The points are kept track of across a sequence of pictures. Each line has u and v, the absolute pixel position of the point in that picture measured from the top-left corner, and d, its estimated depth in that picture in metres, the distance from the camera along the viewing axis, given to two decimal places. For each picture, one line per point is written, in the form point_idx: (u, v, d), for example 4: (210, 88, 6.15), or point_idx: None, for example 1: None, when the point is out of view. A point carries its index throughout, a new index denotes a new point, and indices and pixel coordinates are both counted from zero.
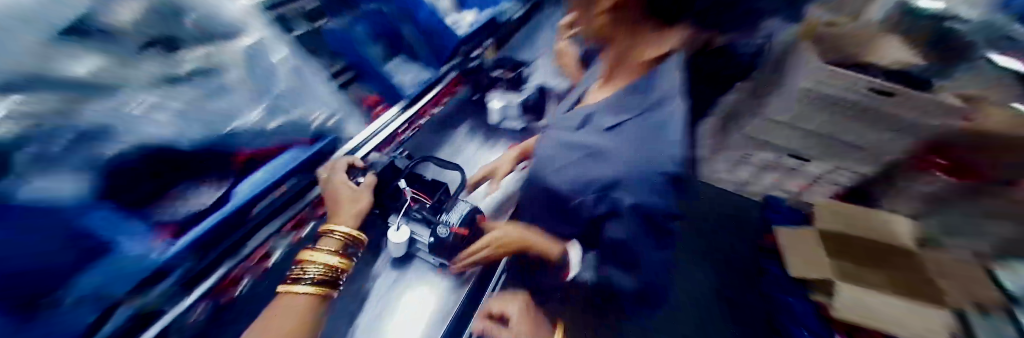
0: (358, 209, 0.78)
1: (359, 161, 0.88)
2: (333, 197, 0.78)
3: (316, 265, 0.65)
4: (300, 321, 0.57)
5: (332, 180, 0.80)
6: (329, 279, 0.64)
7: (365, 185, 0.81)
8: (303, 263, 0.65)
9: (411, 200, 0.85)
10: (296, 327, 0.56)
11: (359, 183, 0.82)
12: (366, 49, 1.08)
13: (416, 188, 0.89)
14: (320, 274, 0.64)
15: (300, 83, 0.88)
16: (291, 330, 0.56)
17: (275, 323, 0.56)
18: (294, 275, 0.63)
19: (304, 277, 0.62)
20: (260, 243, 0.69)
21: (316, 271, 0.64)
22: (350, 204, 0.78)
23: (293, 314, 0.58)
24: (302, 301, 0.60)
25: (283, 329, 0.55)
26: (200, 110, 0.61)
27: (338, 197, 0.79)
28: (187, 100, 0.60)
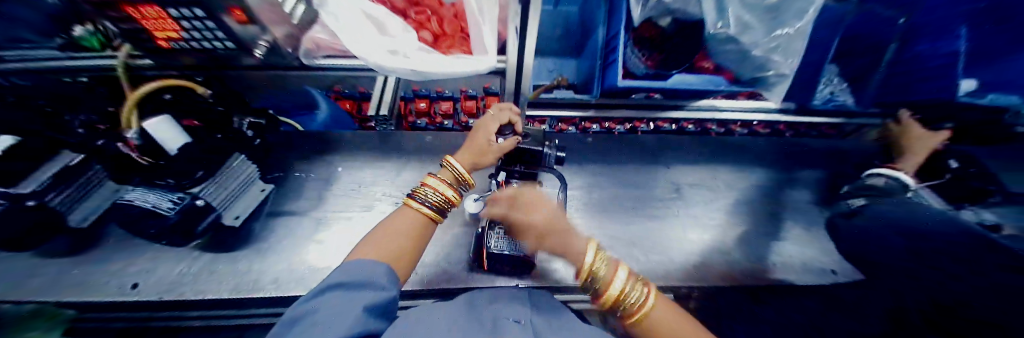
0: (479, 161, 0.66)
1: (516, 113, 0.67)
2: (479, 142, 0.65)
3: (433, 193, 0.57)
4: (421, 227, 0.53)
5: (483, 125, 0.67)
6: (440, 209, 0.58)
7: (497, 151, 0.65)
8: (425, 184, 0.58)
9: (497, 191, 0.76)
10: (418, 232, 0.52)
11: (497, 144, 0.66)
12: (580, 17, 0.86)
13: (518, 175, 0.78)
14: (437, 201, 0.57)
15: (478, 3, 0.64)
16: (397, 252, 0.47)
17: (393, 238, 0.48)
18: (420, 195, 0.56)
19: (428, 201, 0.56)
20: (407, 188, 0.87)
21: (432, 199, 0.57)
22: (480, 156, 0.66)
23: (408, 227, 0.52)
24: (421, 216, 0.55)
25: (403, 237, 0.49)
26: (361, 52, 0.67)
27: (486, 153, 0.66)
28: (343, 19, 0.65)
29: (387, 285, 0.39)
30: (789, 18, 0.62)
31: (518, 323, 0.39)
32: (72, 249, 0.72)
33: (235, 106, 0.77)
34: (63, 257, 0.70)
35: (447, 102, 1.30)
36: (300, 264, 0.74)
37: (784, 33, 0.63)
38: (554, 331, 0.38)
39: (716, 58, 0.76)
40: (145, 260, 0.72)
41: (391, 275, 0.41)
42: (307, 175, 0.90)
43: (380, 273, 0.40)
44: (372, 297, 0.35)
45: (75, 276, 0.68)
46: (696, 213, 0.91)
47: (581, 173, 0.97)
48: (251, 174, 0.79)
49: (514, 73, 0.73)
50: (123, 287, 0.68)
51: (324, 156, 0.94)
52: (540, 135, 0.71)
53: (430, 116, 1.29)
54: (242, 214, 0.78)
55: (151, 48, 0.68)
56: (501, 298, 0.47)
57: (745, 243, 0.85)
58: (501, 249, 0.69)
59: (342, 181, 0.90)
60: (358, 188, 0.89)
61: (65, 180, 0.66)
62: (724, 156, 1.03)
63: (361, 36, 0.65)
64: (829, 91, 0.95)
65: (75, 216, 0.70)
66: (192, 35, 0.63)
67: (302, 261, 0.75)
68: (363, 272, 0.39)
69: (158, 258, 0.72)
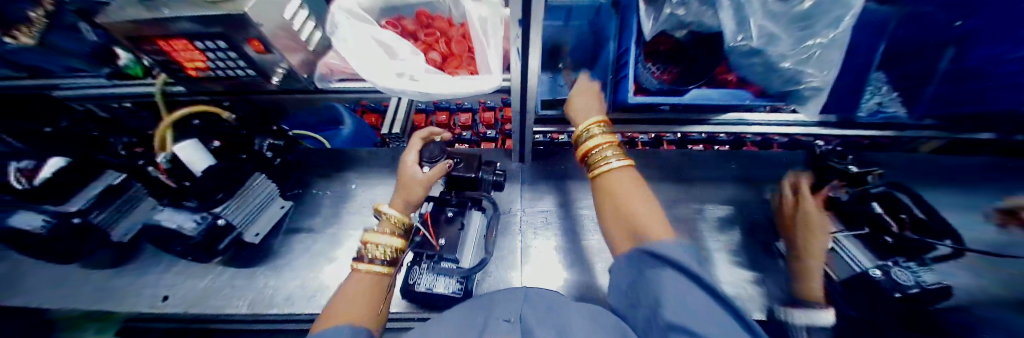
0: (409, 198, 0.61)
1: (438, 134, 0.67)
2: (405, 181, 0.61)
3: (380, 248, 0.56)
4: (375, 284, 0.53)
5: (404, 164, 0.63)
6: (393, 261, 0.56)
7: (425, 182, 0.61)
8: (369, 241, 0.57)
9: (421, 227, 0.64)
10: (374, 288, 0.52)
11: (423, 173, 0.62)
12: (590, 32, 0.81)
13: (454, 203, 0.71)
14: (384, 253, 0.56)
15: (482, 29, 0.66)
16: (366, 311, 0.47)
17: (350, 301, 0.48)
18: (368, 254, 0.56)
19: (377, 257, 0.55)
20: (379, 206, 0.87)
21: (381, 256, 0.56)
22: (406, 191, 0.62)
23: (367, 284, 0.52)
24: (373, 275, 0.54)
25: (368, 294, 0.50)
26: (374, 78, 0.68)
27: (411, 187, 0.61)
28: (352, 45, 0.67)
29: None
30: (818, 28, 0.56)
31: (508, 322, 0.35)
32: (117, 260, 0.79)
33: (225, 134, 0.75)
34: (109, 267, 0.77)
35: (465, 114, 1.41)
36: (313, 280, 0.77)
37: (816, 44, 0.57)
38: (543, 321, 0.35)
39: (737, 72, 0.70)
40: (175, 272, 0.77)
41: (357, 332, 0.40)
42: (324, 192, 0.93)
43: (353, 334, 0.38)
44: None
45: (119, 286, 0.75)
46: (726, 235, 0.80)
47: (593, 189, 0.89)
48: (271, 190, 0.83)
49: (519, 93, 0.71)
50: (155, 299, 0.73)
51: (340, 173, 0.97)
52: (472, 158, 0.70)
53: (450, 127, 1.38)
54: (261, 231, 0.80)
55: (183, 77, 0.74)
56: (497, 298, 0.43)
57: None
58: (433, 289, 0.64)
59: (356, 198, 0.92)
60: (370, 205, 0.91)
61: (111, 195, 0.74)
62: (757, 171, 0.92)
63: (372, 61, 0.67)
64: (876, 101, 0.85)
65: (114, 229, 0.77)
66: (219, 64, 0.69)
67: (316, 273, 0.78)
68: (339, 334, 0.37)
69: (183, 271, 0.77)
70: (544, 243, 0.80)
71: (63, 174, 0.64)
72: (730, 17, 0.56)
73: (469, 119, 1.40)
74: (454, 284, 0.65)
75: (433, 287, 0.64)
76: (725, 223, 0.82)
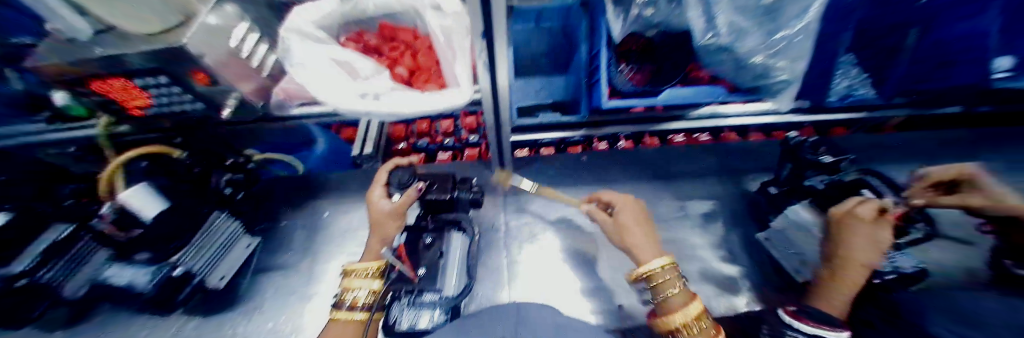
0: (385, 234, 0.59)
1: (404, 161, 0.64)
2: (376, 215, 0.59)
3: (358, 293, 0.53)
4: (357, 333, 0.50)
5: (372, 199, 0.60)
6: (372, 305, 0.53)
7: (395, 213, 0.58)
8: (347, 287, 0.54)
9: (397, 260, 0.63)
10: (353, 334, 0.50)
11: (391, 203, 0.59)
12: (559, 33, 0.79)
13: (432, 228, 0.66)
14: (365, 298, 0.53)
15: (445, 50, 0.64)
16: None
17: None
18: (346, 300, 0.53)
19: (355, 303, 0.52)
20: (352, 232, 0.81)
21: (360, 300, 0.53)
22: (380, 227, 0.59)
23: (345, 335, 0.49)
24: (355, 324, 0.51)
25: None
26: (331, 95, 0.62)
27: (383, 224, 0.59)
28: (302, 71, 0.62)
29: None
30: (785, 21, 0.55)
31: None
32: (73, 318, 0.74)
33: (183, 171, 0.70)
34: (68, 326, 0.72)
35: None
36: (289, 319, 0.73)
37: (784, 37, 0.56)
38: None
39: (709, 69, 0.69)
40: (140, 325, 0.72)
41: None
42: (294, 223, 0.89)
43: None
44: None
45: None
46: (713, 231, 0.79)
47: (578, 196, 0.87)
48: (235, 227, 0.78)
49: (491, 104, 0.68)
50: None
51: (312, 202, 0.92)
52: (445, 178, 0.64)
53: None
54: (227, 274, 0.75)
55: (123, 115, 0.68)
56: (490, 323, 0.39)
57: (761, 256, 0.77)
58: (416, 327, 0.57)
59: (332, 225, 0.88)
60: (346, 233, 0.86)
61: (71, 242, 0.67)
62: (740, 163, 0.92)
63: (332, 84, 0.62)
64: (846, 85, 0.85)
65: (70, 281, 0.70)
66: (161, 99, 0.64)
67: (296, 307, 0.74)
68: None
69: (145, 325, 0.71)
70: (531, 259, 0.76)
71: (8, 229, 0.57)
72: (699, 15, 0.55)
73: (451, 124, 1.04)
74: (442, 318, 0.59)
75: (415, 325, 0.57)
76: (711, 220, 0.81)
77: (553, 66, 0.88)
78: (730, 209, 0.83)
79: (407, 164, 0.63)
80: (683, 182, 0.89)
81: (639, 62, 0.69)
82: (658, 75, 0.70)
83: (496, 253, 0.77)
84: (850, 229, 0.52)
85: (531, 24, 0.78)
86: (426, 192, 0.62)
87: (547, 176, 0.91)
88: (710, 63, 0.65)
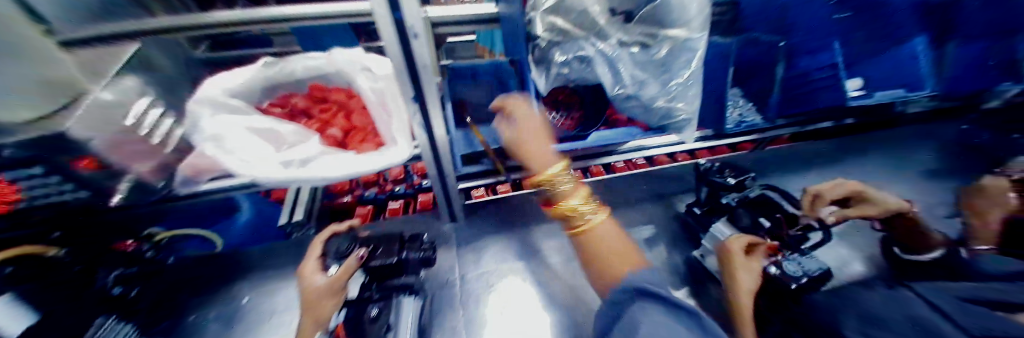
0: (320, 314, 0.50)
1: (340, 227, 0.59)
2: (308, 293, 0.50)
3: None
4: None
5: (304, 274, 0.52)
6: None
7: (332, 287, 0.51)
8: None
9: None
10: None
11: (327, 276, 0.51)
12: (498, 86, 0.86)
13: (377, 297, 0.57)
14: None
15: (380, 110, 0.65)
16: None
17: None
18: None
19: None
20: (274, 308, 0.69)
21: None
22: (313, 307, 0.50)
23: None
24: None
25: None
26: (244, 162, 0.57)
27: (319, 301, 0.50)
28: (214, 141, 0.57)
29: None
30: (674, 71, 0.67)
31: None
32: None
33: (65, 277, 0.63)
34: None
35: None
36: None
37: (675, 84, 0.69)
38: None
39: (625, 113, 0.78)
40: None
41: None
42: (192, 317, 0.68)
43: None
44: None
45: None
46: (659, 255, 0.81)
47: (532, 239, 0.85)
48: (128, 330, 0.63)
49: (432, 157, 0.69)
50: None
51: (214, 289, 0.72)
52: (390, 237, 0.60)
53: None
54: None
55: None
56: None
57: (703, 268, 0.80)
58: None
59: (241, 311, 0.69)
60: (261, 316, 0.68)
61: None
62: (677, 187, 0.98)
63: (251, 154, 0.58)
64: (738, 114, 1.02)
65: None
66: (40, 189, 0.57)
67: None
68: None
69: None
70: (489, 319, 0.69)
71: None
72: (604, 69, 0.66)
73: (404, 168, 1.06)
74: None
75: None
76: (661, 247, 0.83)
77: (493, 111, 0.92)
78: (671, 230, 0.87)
79: (344, 229, 0.59)
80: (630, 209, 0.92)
81: (563, 104, 0.78)
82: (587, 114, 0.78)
83: (453, 315, 0.69)
84: (734, 269, 0.55)
85: (470, 81, 0.86)
86: (367, 258, 0.56)
87: (501, 221, 0.90)
88: (626, 106, 0.75)
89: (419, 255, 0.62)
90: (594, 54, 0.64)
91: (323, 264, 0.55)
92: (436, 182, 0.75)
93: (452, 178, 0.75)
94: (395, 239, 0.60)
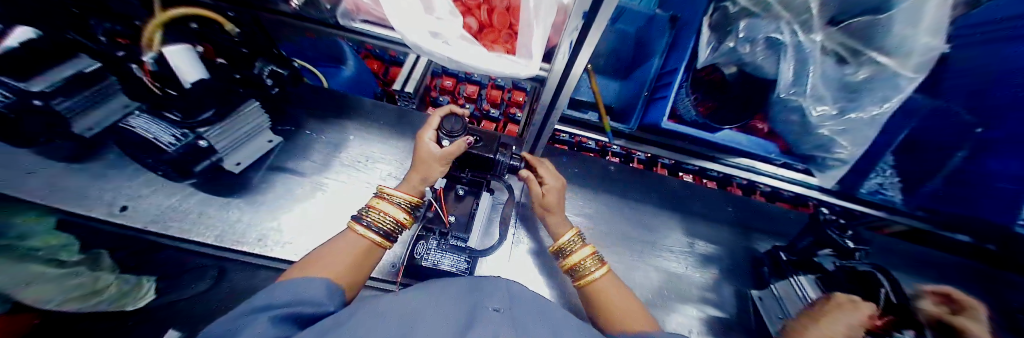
0: (428, 175, 0.61)
1: (459, 111, 0.64)
2: (423, 157, 0.61)
3: (382, 216, 0.56)
4: (366, 251, 0.53)
5: (422, 139, 0.62)
6: (389, 233, 0.56)
7: (442, 158, 0.60)
8: (375, 206, 0.57)
9: (435, 203, 0.71)
10: (363, 253, 0.52)
11: (440, 149, 0.61)
12: (661, 40, 0.78)
13: (466, 182, 0.76)
14: (385, 225, 0.56)
15: (534, 11, 0.58)
16: (341, 272, 0.47)
17: (331, 261, 0.47)
18: (368, 218, 0.55)
19: (376, 225, 0.55)
20: (380, 167, 0.86)
21: (380, 223, 0.55)
22: (424, 167, 0.62)
23: (354, 251, 0.51)
24: (368, 242, 0.54)
25: (345, 263, 0.48)
26: (405, 24, 0.61)
27: (430, 164, 0.61)
28: None
29: (323, 301, 0.39)
30: (866, 102, 0.65)
31: (499, 313, 0.33)
32: (72, 156, 0.70)
33: (223, 50, 0.70)
34: (62, 162, 0.69)
35: (472, 86, 1.40)
36: (285, 223, 0.73)
37: (858, 118, 0.67)
38: (537, 320, 0.33)
39: (777, 121, 0.82)
40: (140, 182, 0.71)
41: (332, 294, 0.41)
42: (317, 136, 0.87)
43: (319, 290, 0.40)
44: (317, 289, 0.40)
45: (72, 188, 0.66)
46: (702, 272, 0.84)
47: (593, 200, 0.91)
48: (262, 122, 0.78)
49: (555, 86, 0.67)
50: (112, 208, 0.66)
51: (340, 121, 0.90)
52: (492, 138, 0.68)
53: (453, 96, 1.38)
54: (243, 161, 0.75)
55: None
56: (464, 282, 0.41)
57: (742, 304, 0.81)
58: (437, 265, 0.66)
59: (351, 150, 0.87)
60: (364, 162, 0.86)
61: (201, 108, 0.59)
62: (754, 221, 0.93)
63: (407, 11, 0.61)
64: (877, 182, 0.97)
65: (134, 121, 0.58)
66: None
67: (305, 213, 0.75)
68: (301, 292, 0.38)
69: (156, 186, 0.71)
70: (528, 248, 0.83)
71: (162, 69, 0.58)
72: (790, 66, 0.59)
73: (476, 92, 1.39)
74: (461, 263, 0.67)
75: (438, 263, 0.65)
76: (709, 267, 0.85)
77: (629, 71, 0.93)
78: (726, 259, 0.87)
79: (461, 114, 0.63)
80: (699, 223, 0.92)
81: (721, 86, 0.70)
82: (733, 107, 0.71)
83: (496, 220, 0.84)
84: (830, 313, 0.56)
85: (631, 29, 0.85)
86: (472, 145, 0.65)
87: (570, 172, 0.94)
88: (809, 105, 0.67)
89: (508, 164, 0.71)
90: (790, 43, 0.56)
91: (438, 137, 0.63)
92: (548, 102, 0.72)
93: (556, 108, 0.73)
94: (493, 144, 0.68)
